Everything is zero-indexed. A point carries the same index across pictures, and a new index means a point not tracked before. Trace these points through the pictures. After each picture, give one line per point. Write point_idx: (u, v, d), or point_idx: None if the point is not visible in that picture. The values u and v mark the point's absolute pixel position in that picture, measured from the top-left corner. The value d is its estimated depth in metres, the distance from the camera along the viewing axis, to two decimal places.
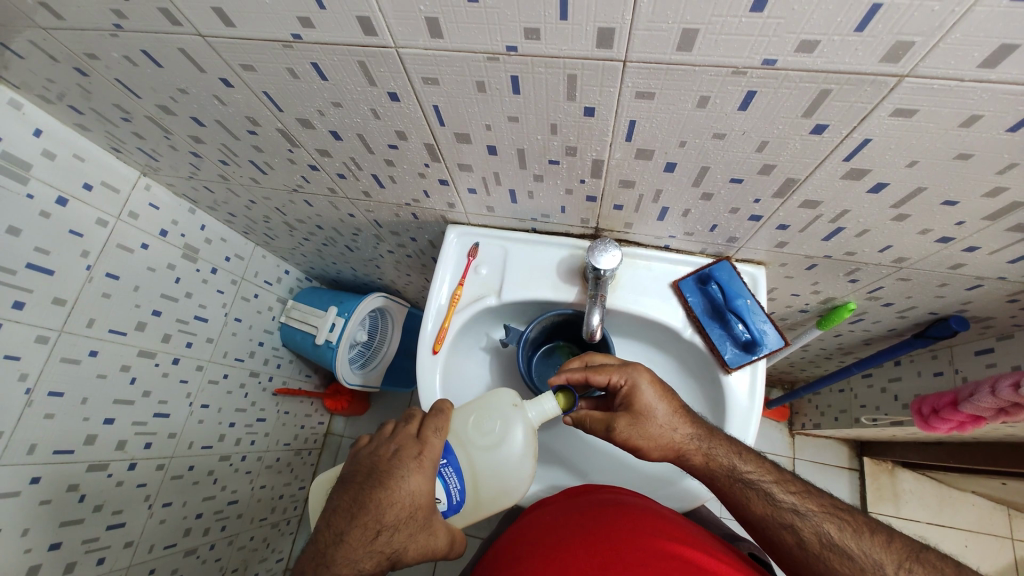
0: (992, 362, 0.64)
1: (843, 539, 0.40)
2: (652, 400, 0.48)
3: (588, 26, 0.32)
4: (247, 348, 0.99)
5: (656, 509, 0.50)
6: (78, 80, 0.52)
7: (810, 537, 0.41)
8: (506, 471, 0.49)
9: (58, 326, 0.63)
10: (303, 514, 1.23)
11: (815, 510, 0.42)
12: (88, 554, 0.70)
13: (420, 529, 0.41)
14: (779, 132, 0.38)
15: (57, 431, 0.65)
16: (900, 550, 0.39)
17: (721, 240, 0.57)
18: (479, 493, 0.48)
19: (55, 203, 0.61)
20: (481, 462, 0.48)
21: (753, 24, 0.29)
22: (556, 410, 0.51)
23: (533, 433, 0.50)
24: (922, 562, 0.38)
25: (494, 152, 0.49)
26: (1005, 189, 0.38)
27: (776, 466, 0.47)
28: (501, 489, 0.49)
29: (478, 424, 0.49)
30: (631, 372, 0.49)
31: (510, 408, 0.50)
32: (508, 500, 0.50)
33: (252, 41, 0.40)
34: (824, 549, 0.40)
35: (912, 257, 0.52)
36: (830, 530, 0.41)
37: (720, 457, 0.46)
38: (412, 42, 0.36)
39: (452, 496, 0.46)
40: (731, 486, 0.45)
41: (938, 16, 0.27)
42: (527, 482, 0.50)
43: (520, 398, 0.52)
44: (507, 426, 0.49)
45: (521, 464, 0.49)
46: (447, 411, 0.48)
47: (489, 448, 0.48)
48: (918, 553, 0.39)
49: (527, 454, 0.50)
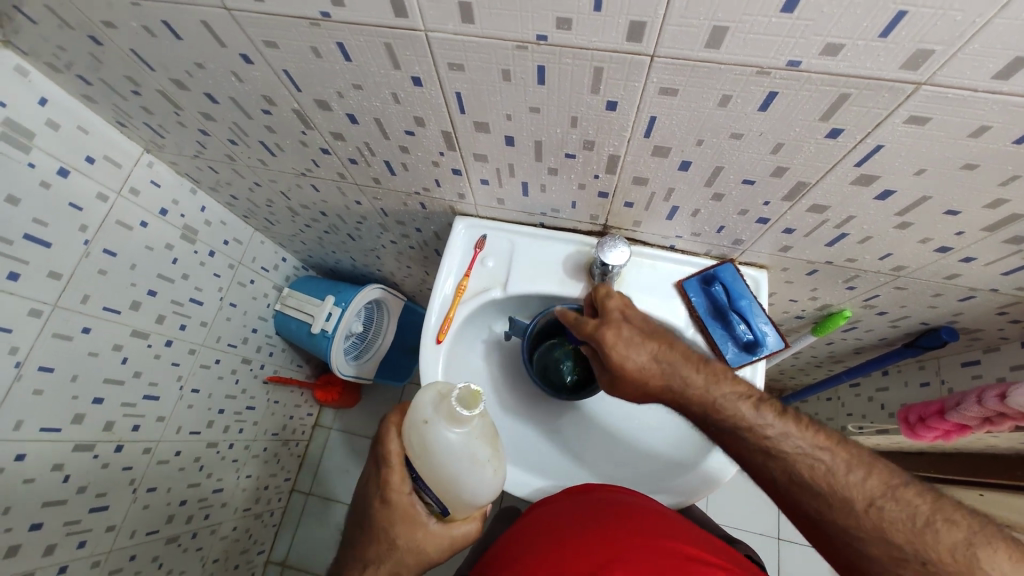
0: (978, 374, 0.67)
1: (813, 476, 0.40)
2: (622, 353, 0.48)
3: (620, 18, 0.32)
4: (240, 334, 0.97)
5: (652, 506, 0.50)
6: (91, 49, 0.52)
7: (781, 474, 0.42)
8: (461, 477, 0.41)
9: (51, 300, 0.62)
10: (286, 505, 1.22)
11: (788, 451, 0.42)
12: (69, 536, 0.69)
13: (408, 551, 0.43)
14: (795, 135, 0.39)
15: (45, 408, 0.63)
16: (875, 489, 0.39)
17: (727, 242, 0.58)
18: (456, 499, 0.42)
19: (56, 173, 0.60)
20: (432, 476, 0.42)
21: (782, 25, 0.30)
22: (474, 408, 0.40)
23: (469, 435, 0.41)
24: (896, 499, 0.38)
25: (512, 143, 0.49)
26: (1006, 201, 0.40)
27: (759, 399, 0.45)
28: (469, 493, 0.42)
29: (418, 440, 0.41)
30: (598, 335, 0.50)
31: (424, 425, 0.41)
32: (490, 494, 0.43)
33: (278, 17, 0.40)
34: (793, 486, 0.41)
35: (910, 266, 0.53)
36: (802, 470, 0.41)
37: (693, 398, 0.46)
38: (442, 26, 0.36)
39: (438, 502, 0.43)
40: (706, 423, 0.46)
41: (960, 26, 0.28)
42: (498, 473, 0.42)
43: (433, 405, 0.42)
44: (441, 437, 0.40)
45: (471, 471, 0.41)
46: (389, 436, 0.43)
47: (429, 466, 0.41)
48: (892, 491, 0.38)
49: (474, 460, 0.41)
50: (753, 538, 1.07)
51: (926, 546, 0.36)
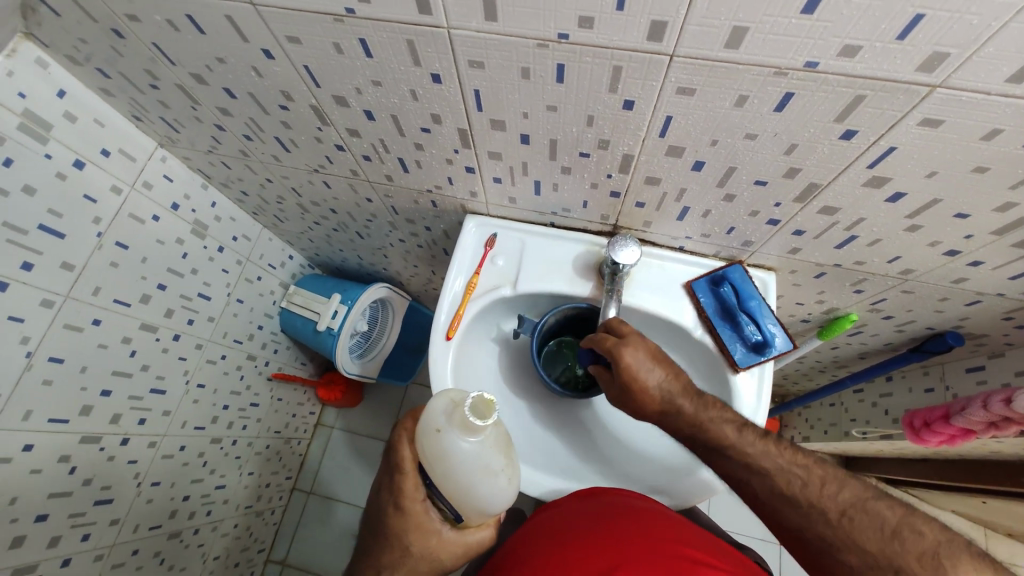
0: (983, 380, 0.67)
1: (792, 489, 0.42)
2: (633, 377, 0.49)
3: (642, 18, 0.33)
4: (246, 331, 0.97)
5: (665, 512, 0.51)
6: (112, 43, 0.52)
7: (764, 490, 0.44)
8: (474, 486, 0.41)
9: (64, 291, 0.62)
10: (288, 504, 1.22)
11: (767, 467, 0.44)
12: (73, 529, 0.69)
13: (421, 557, 0.43)
14: (809, 136, 0.39)
15: (54, 398, 0.63)
16: (847, 501, 0.41)
17: (736, 243, 0.59)
18: (466, 508, 0.42)
19: (72, 166, 0.61)
20: (446, 485, 0.42)
21: (800, 27, 0.31)
22: (487, 418, 0.40)
23: (482, 445, 0.41)
24: (867, 511, 0.40)
25: (527, 142, 0.50)
26: (1016, 205, 0.40)
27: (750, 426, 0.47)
28: (481, 502, 0.42)
29: (427, 449, 0.42)
30: (613, 353, 0.50)
31: (437, 433, 0.41)
32: (505, 502, 0.43)
33: (303, 13, 0.40)
34: (777, 502, 0.43)
35: (917, 269, 0.54)
36: (781, 484, 0.43)
37: (683, 422, 0.49)
38: (465, 24, 0.37)
39: (451, 510, 0.43)
40: (693, 442, 0.48)
41: (976, 30, 0.28)
42: (512, 483, 0.42)
43: (446, 414, 0.42)
44: (450, 447, 0.41)
45: (483, 481, 0.41)
46: (402, 441, 0.44)
47: (442, 475, 0.41)
48: (865, 504, 0.40)
49: (487, 469, 0.41)
50: (755, 543, 1.07)
51: (894, 554, 0.38)
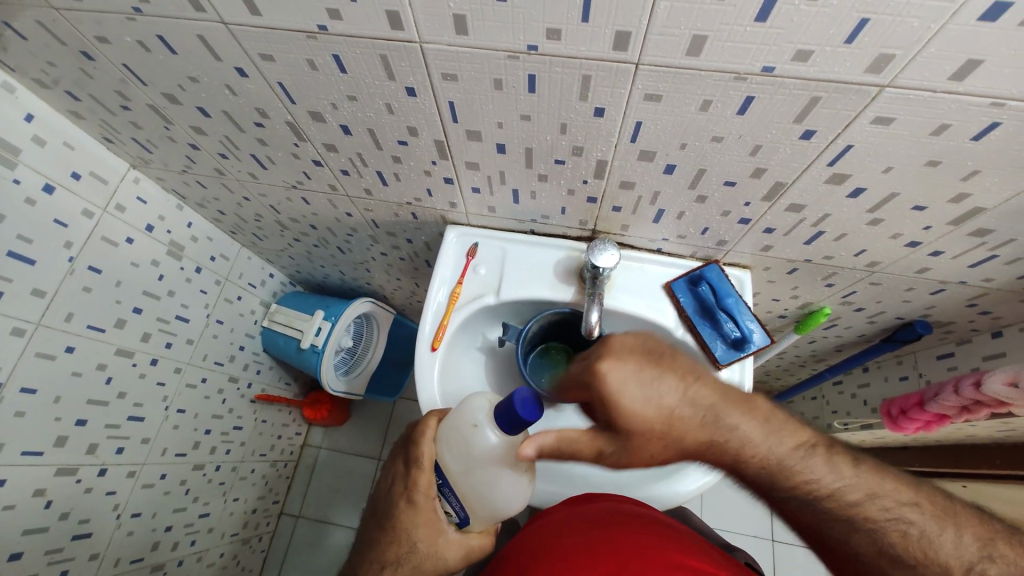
0: (953, 366, 0.69)
1: (906, 547, 0.38)
2: (635, 415, 0.37)
3: (607, 29, 0.34)
4: (227, 352, 0.95)
5: (658, 517, 0.51)
6: (82, 65, 0.52)
7: (865, 545, 0.39)
8: (496, 485, 0.44)
9: (35, 319, 0.60)
10: (275, 529, 1.19)
11: (877, 520, 0.39)
12: (50, 566, 0.66)
13: (427, 556, 0.44)
14: (772, 137, 0.41)
15: (25, 430, 0.61)
16: (970, 551, 0.38)
17: (711, 243, 0.61)
18: (480, 507, 0.45)
19: (42, 190, 0.59)
20: (468, 482, 0.44)
21: (755, 33, 0.33)
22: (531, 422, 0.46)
23: (513, 445, 0.44)
24: (994, 559, 0.37)
25: (503, 151, 0.51)
26: (969, 195, 0.43)
27: (828, 449, 0.40)
28: (498, 502, 0.44)
29: (460, 443, 0.44)
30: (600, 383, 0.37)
31: (474, 428, 0.44)
32: (517, 505, 0.45)
33: (275, 31, 0.41)
34: (882, 561, 0.38)
35: (883, 261, 0.56)
36: (892, 540, 0.38)
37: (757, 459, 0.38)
38: (436, 38, 0.38)
39: (461, 511, 0.45)
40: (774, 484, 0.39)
41: (917, 32, 0.30)
42: (529, 486, 0.45)
43: (484, 411, 0.45)
44: (485, 443, 0.43)
45: (507, 480, 0.44)
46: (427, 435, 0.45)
47: (467, 471, 0.44)
48: (990, 551, 0.37)
49: (513, 469, 0.44)
50: (747, 540, 1.08)
51: None
